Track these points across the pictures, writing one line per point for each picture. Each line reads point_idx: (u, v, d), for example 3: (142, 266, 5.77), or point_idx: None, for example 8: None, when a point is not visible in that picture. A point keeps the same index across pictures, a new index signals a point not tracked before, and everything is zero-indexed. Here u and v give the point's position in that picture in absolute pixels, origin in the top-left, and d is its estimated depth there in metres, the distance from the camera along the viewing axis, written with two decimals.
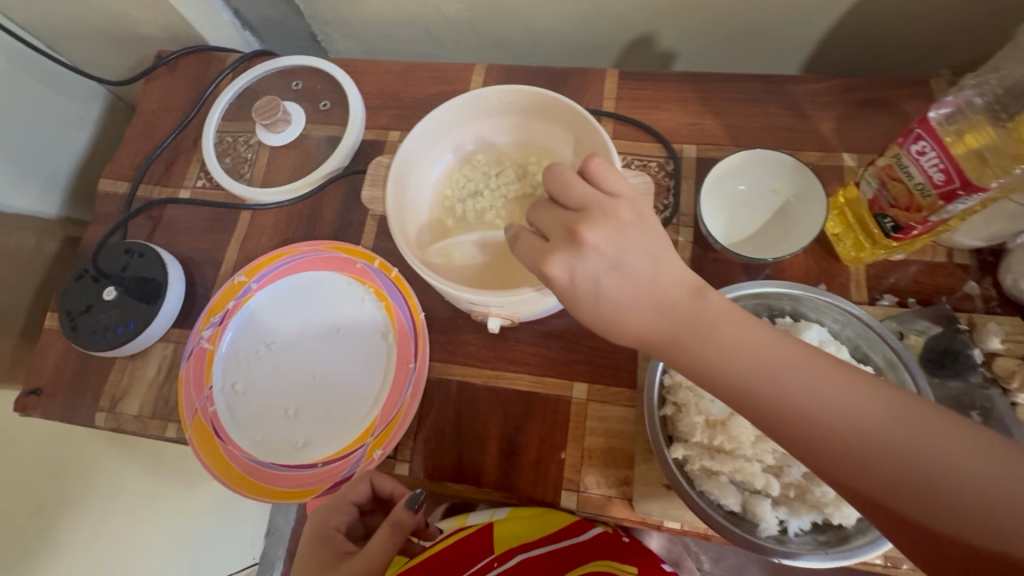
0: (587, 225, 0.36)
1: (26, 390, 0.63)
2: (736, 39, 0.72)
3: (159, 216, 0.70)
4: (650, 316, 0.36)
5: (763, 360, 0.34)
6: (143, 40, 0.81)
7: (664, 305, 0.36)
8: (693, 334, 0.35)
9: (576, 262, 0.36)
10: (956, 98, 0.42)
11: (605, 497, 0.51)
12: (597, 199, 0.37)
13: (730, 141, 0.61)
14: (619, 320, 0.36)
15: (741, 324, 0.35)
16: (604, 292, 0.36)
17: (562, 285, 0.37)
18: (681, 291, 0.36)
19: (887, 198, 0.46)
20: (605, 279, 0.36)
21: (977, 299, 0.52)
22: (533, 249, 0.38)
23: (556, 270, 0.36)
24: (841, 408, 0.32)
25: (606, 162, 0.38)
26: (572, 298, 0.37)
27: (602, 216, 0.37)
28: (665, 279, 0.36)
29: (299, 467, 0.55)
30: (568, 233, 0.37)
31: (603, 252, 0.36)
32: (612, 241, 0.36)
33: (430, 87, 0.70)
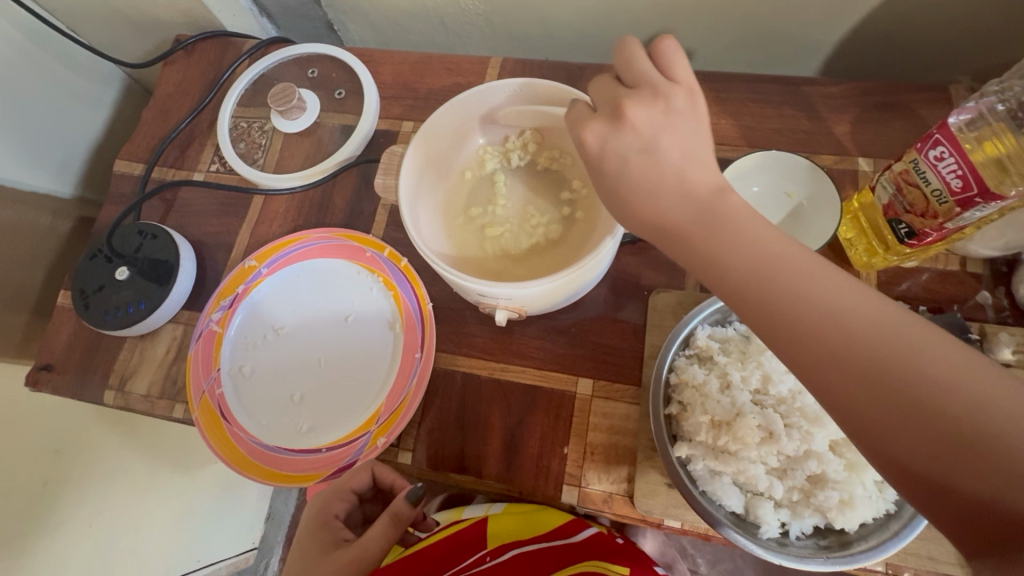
0: (634, 102, 0.35)
1: (37, 366, 0.64)
2: (754, 40, 0.72)
3: (172, 198, 0.70)
4: (675, 209, 0.35)
5: (768, 263, 0.33)
6: (162, 24, 0.81)
7: (687, 193, 0.35)
8: (705, 228, 0.34)
9: (610, 136, 0.36)
10: (978, 103, 0.42)
11: (606, 494, 0.51)
12: (654, 81, 0.36)
13: (745, 142, 0.61)
14: (633, 200, 0.36)
15: (758, 224, 0.34)
16: (629, 169, 0.35)
17: (590, 151, 0.37)
18: (705, 185, 0.35)
19: (903, 203, 0.46)
20: (633, 158, 0.35)
21: (989, 309, 0.52)
22: (573, 119, 0.38)
23: (588, 136, 0.36)
24: (841, 320, 0.30)
25: (678, 45, 0.36)
26: (595, 168, 0.37)
27: (651, 97, 0.35)
28: (691, 172, 0.35)
29: (304, 452, 0.55)
30: (612, 108, 0.36)
31: (640, 132, 0.35)
32: (652, 122, 0.35)
33: (444, 78, 0.70)
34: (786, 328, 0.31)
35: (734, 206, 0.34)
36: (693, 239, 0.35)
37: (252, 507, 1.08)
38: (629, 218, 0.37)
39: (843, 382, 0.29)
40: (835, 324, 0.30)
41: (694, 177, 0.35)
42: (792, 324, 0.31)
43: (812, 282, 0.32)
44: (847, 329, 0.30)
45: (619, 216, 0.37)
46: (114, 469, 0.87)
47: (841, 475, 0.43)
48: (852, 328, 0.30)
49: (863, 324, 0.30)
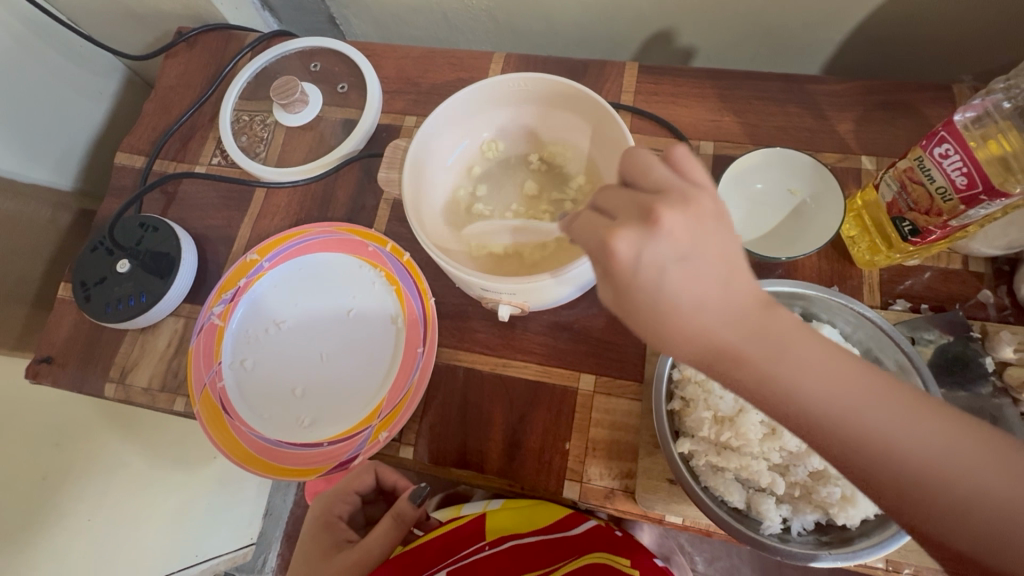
0: (667, 206, 0.28)
1: (37, 358, 0.64)
2: (757, 39, 0.72)
3: (173, 191, 0.70)
4: (724, 330, 0.28)
5: (834, 391, 0.27)
6: (163, 16, 0.81)
7: (735, 317, 0.28)
8: (764, 352, 0.28)
9: (645, 244, 0.27)
10: (983, 101, 0.42)
11: (608, 489, 0.51)
12: (679, 186, 0.29)
13: (748, 139, 0.61)
14: (686, 317, 0.28)
15: (814, 342, 0.28)
16: (669, 285, 0.28)
17: (619, 266, 0.28)
18: (751, 302, 0.28)
19: (907, 201, 0.46)
20: (673, 270, 0.27)
21: (990, 308, 0.52)
22: (592, 225, 0.29)
23: (618, 247, 0.28)
24: (915, 444, 0.27)
25: (692, 152, 0.31)
26: (628, 287, 0.28)
27: (682, 201, 0.28)
28: (737, 286, 0.28)
29: (305, 446, 0.55)
30: (641, 211, 0.28)
31: (678, 240, 0.28)
32: (690, 230, 0.28)
33: (447, 73, 0.70)
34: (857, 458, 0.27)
35: (783, 325, 0.28)
36: (745, 362, 0.28)
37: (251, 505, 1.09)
38: (666, 344, 0.29)
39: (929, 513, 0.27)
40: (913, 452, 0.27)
41: (741, 291, 0.28)
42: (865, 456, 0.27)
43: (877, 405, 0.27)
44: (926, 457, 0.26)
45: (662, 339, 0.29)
46: (114, 463, 0.87)
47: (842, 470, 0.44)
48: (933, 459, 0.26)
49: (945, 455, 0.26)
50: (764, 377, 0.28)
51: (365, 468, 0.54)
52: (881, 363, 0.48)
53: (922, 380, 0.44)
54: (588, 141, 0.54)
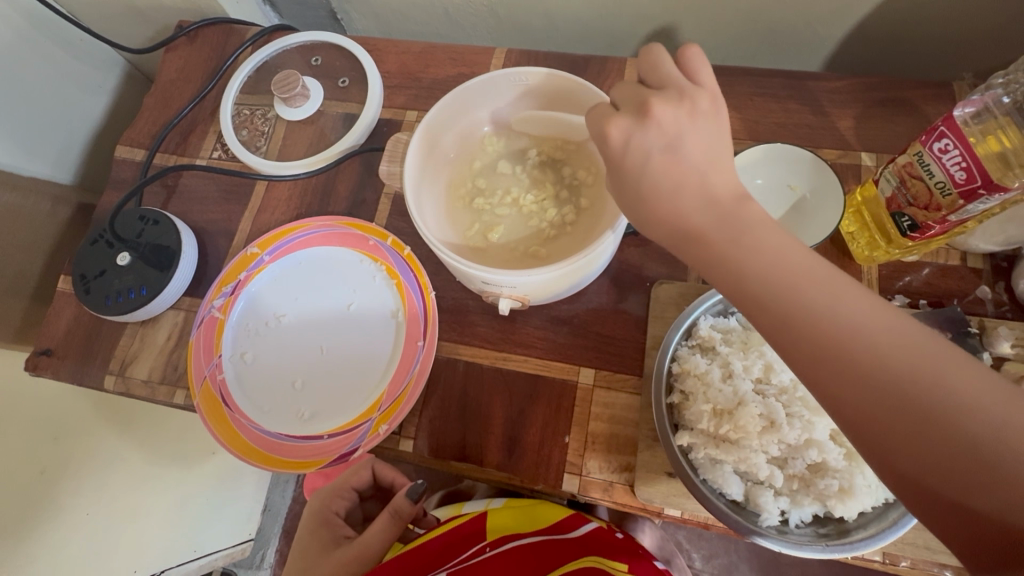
0: (662, 100, 0.35)
1: (37, 350, 0.64)
2: (758, 35, 0.72)
3: (174, 184, 0.70)
4: (694, 208, 0.34)
5: (776, 267, 0.32)
6: (164, 9, 0.81)
7: (710, 199, 0.34)
8: (725, 235, 0.33)
9: (634, 131, 0.35)
10: (983, 97, 0.42)
11: (607, 482, 0.51)
12: (679, 84, 0.37)
13: (749, 136, 0.61)
14: (664, 198, 0.35)
15: (771, 232, 0.33)
16: (651, 167, 0.35)
17: (612, 146, 0.36)
18: (727, 193, 0.34)
19: (906, 196, 0.46)
20: (657, 155, 0.35)
21: (989, 304, 0.52)
22: (597, 113, 0.37)
23: (611, 131, 0.36)
24: (836, 317, 0.30)
25: (702, 53, 0.38)
26: (618, 165, 0.36)
27: (677, 98, 0.36)
28: (714, 179, 0.34)
29: (305, 438, 0.55)
30: (638, 105, 0.36)
31: (664, 129, 0.35)
32: (677, 121, 0.35)
33: (449, 68, 0.70)
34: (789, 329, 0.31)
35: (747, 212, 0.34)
36: (703, 240, 0.34)
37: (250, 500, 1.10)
38: (647, 223, 0.36)
39: (847, 382, 0.29)
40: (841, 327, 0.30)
41: (718, 184, 0.34)
42: (797, 327, 0.31)
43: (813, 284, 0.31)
44: (853, 333, 0.30)
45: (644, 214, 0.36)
46: (113, 458, 0.87)
47: (841, 463, 0.44)
48: (858, 336, 0.29)
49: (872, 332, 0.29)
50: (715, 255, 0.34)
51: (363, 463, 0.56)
52: None
53: None
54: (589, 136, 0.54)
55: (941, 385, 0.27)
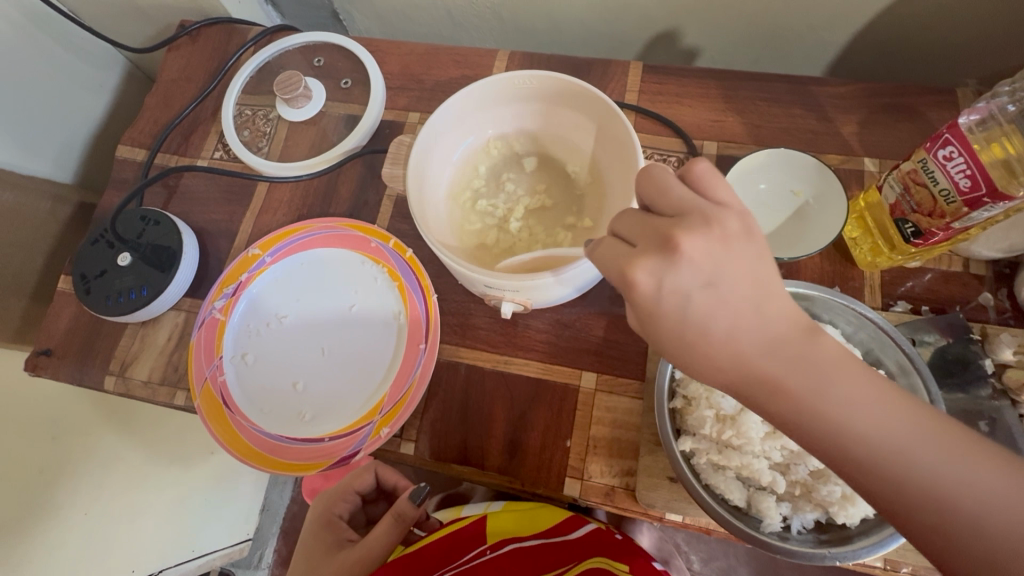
0: (685, 230, 0.32)
1: (37, 350, 0.64)
2: (762, 39, 0.72)
3: (175, 185, 0.70)
4: (744, 337, 0.32)
5: (836, 391, 0.31)
6: (167, 9, 0.80)
7: (771, 342, 0.32)
8: (774, 344, 0.31)
9: (666, 273, 0.32)
10: (988, 104, 0.42)
11: (609, 487, 0.51)
12: (701, 207, 0.33)
13: (752, 140, 0.61)
14: (704, 348, 0.32)
15: (818, 345, 0.32)
16: (692, 312, 0.32)
17: (642, 294, 0.32)
18: (790, 328, 0.32)
19: (910, 203, 0.46)
20: (696, 297, 0.32)
21: (991, 310, 0.52)
22: (619, 254, 0.34)
23: (639, 277, 0.32)
24: (906, 447, 0.30)
25: (715, 168, 0.34)
26: (653, 313, 0.33)
27: (704, 224, 0.32)
28: (763, 306, 0.32)
29: (307, 441, 0.55)
30: (662, 240, 0.32)
31: (699, 266, 0.32)
32: (711, 254, 0.32)
33: (451, 71, 0.70)
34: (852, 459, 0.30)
35: (790, 322, 0.32)
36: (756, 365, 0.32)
37: (249, 499, 1.11)
38: (699, 368, 0.33)
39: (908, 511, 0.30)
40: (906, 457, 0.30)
41: (773, 313, 0.32)
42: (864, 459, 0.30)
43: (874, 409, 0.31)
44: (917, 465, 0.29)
45: (696, 370, 0.33)
46: (112, 457, 0.87)
47: None
48: (925, 465, 0.29)
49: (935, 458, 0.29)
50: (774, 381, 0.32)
51: (365, 467, 0.56)
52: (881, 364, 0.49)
53: (922, 381, 0.45)
54: (593, 142, 0.54)
55: (967, 491, 0.29)
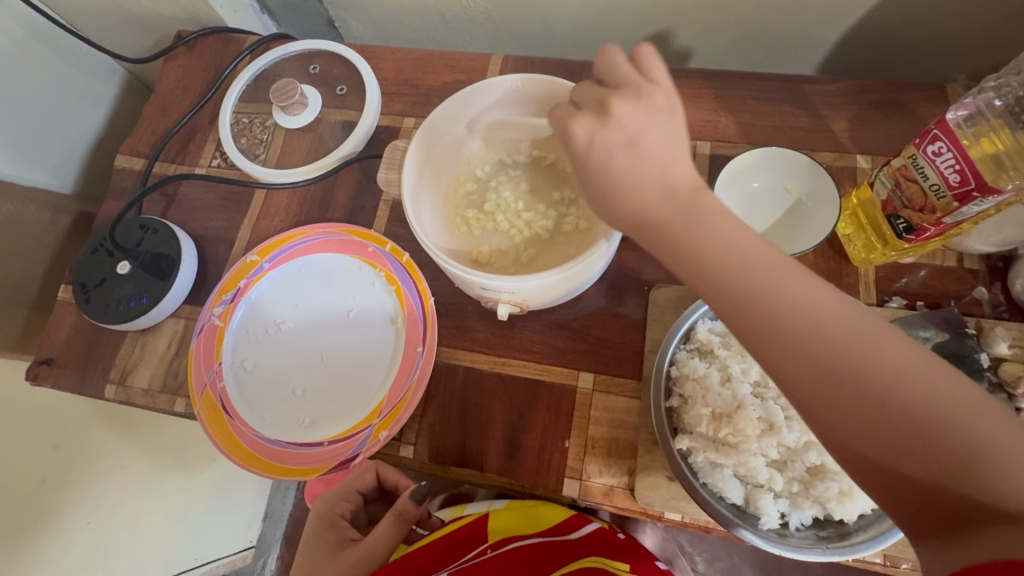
0: (619, 97, 0.34)
1: (38, 360, 0.64)
2: (753, 39, 0.73)
3: (173, 193, 0.70)
4: (657, 207, 0.34)
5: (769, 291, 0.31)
6: (164, 20, 0.81)
7: (668, 195, 0.34)
8: (688, 226, 0.33)
9: (597, 129, 0.34)
10: (975, 100, 0.42)
11: (608, 487, 0.51)
12: (636, 82, 0.35)
13: (745, 139, 0.61)
14: (619, 195, 0.34)
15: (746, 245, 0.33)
16: (614, 164, 0.34)
17: (576, 145, 0.35)
18: (685, 187, 0.34)
19: (901, 199, 0.46)
20: (618, 153, 0.34)
21: (985, 304, 0.52)
22: (558, 113, 0.36)
23: (575, 131, 0.34)
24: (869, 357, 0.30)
25: (655, 50, 0.36)
26: (581, 164, 0.35)
27: (635, 95, 0.35)
28: (671, 170, 0.34)
29: (306, 445, 0.56)
30: (599, 104, 0.35)
31: (625, 127, 0.34)
32: (637, 117, 0.34)
33: (445, 75, 0.71)
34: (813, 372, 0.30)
35: (714, 205, 0.34)
36: (680, 238, 0.33)
37: (252, 505, 1.10)
38: (607, 211, 0.35)
39: (860, 425, 0.30)
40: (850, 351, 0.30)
41: (675, 176, 0.34)
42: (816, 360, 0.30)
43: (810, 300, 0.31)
44: (850, 365, 0.30)
45: (609, 216, 0.35)
46: (112, 465, 0.88)
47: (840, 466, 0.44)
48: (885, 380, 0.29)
49: (868, 348, 0.30)
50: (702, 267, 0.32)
51: (365, 467, 0.56)
52: None
53: None
54: None
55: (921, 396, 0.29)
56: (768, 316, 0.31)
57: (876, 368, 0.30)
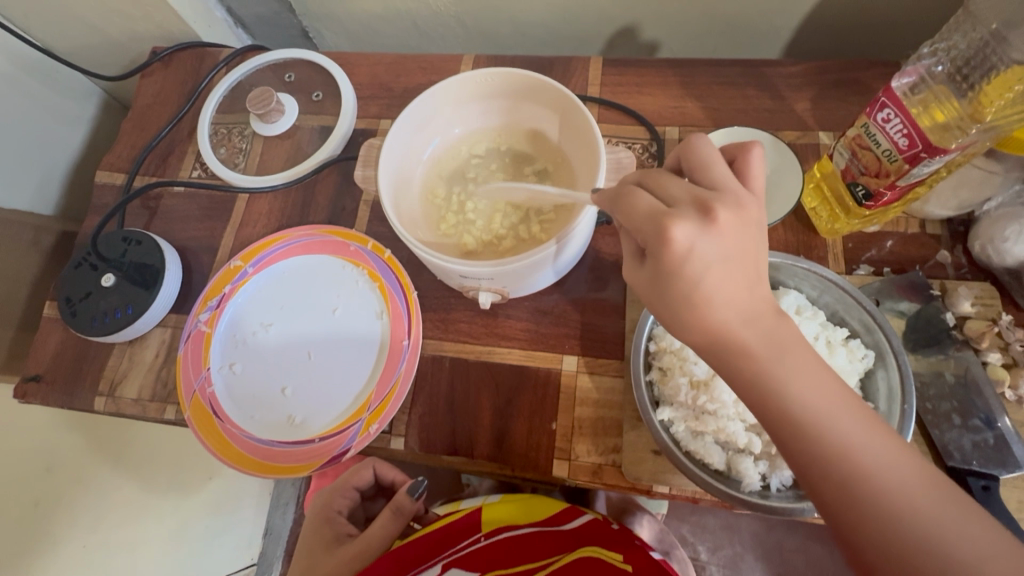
0: (723, 204, 0.33)
1: (25, 377, 0.64)
2: (716, 28, 0.75)
3: (155, 205, 0.71)
4: (740, 329, 0.34)
5: (816, 413, 0.33)
6: (138, 37, 0.82)
7: (752, 319, 0.34)
8: (763, 347, 0.34)
9: (700, 237, 0.32)
10: (917, 67, 0.45)
11: (596, 464, 0.52)
12: (737, 188, 0.35)
13: (711, 123, 0.63)
14: (702, 311, 0.34)
15: (815, 362, 0.34)
16: (707, 277, 0.33)
17: (672, 251, 0.33)
18: (768, 311, 0.34)
19: (858, 166, 0.49)
20: (715, 267, 0.33)
21: (949, 267, 0.54)
22: (651, 210, 0.34)
23: (677, 235, 0.32)
24: (902, 491, 0.31)
25: (761, 155, 0.36)
26: (674, 270, 0.33)
27: (737, 203, 0.34)
28: (757, 289, 0.34)
29: (298, 443, 0.56)
30: (700, 206, 0.33)
31: (726, 240, 0.33)
32: (739, 228, 0.33)
33: (419, 77, 0.72)
34: (838, 491, 0.32)
35: (792, 334, 0.34)
36: (759, 363, 0.34)
37: None
38: (683, 322, 0.35)
39: (886, 551, 0.30)
40: (891, 490, 0.31)
41: (759, 296, 0.34)
42: (841, 477, 0.32)
43: (872, 444, 0.32)
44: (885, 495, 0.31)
45: (684, 327, 0.35)
46: (106, 488, 0.89)
47: None
48: (915, 516, 0.30)
49: (902, 486, 0.31)
50: (777, 390, 0.33)
51: (365, 464, 0.62)
52: (846, 324, 0.51)
53: (886, 336, 0.47)
54: (558, 131, 0.56)
55: (953, 544, 0.29)
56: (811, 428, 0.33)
57: (909, 505, 0.30)
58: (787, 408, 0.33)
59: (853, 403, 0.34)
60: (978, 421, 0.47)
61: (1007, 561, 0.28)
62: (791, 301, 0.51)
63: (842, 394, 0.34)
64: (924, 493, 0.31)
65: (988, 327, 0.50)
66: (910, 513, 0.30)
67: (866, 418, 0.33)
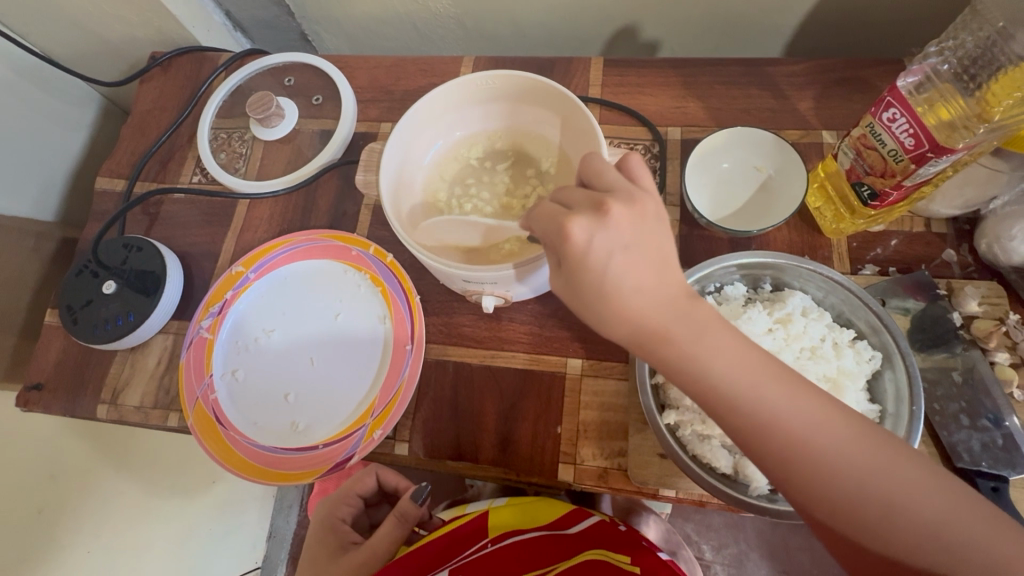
0: (614, 200, 0.34)
1: (27, 385, 0.64)
2: (718, 27, 0.74)
3: (156, 211, 0.71)
4: (656, 314, 0.34)
5: (740, 382, 0.34)
6: (137, 42, 0.81)
7: (666, 304, 0.34)
8: (679, 325, 0.34)
9: (597, 231, 0.33)
10: (922, 67, 0.45)
11: (602, 469, 0.52)
12: (627, 187, 0.36)
13: (713, 123, 0.63)
14: (618, 301, 0.34)
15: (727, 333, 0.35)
16: (613, 269, 0.34)
17: (574, 246, 0.33)
18: (679, 292, 0.35)
19: (863, 166, 0.48)
20: (616, 258, 0.33)
21: (955, 266, 0.54)
22: (550, 212, 0.35)
23: (574, 231, 0.33)
24: (830, 441, 0.33)
25: (643, 161, 0.37)
26: (578, 266, 0.34)
27: (629, 199, 0.35)
28: (666, 274, 0.35)
29: (301, 450, 0.56)
30: (594, 204, 0.34)
31: (623, 231, 0.34)
32: (633, 224, 0.34)
33: (419, 80, 0.72)
34: (777, 455, 0.33)
35: (705, 312, 0.35)
36: (681, 347, 0.34)
37: None
38: (603, 317, 0.35)
39: (823, 502, 0.33)
40: (819, 447, 0.33)
41: (668, 280, 0.35)
42: (775, 443, 0.33)
43: (796, 401, 0.33)
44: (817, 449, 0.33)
45: (607, 321, 0.35)
46: (111, 494, 0.89)
47: None
48: (843, 463, 0.32)
49: (831, 438, 0.33)
50: (699, 369, 0.34)
51: (365, 472, 0.62)
52: (852, 324, 0.51)
53: (892, 337, 0.47)
54: (559, 132, 0.56)
55: (873, 482, 0.32)
56: (742, 400, 0.34)
57: (836, 454, 0.33)
58: (713, 384, 0.34)
59: (772, 366, 0.35)
60: (986, 421, 0.47)
61: (915, 486, 0.32)
62: (796, 303, 0.50)
63: (759, 359, 0.34)
64: (848, 438, 0.33)
65: (996, 327, 0.49)
66: (837, 460, 0.33)
67: (786, 377, 0.34)
